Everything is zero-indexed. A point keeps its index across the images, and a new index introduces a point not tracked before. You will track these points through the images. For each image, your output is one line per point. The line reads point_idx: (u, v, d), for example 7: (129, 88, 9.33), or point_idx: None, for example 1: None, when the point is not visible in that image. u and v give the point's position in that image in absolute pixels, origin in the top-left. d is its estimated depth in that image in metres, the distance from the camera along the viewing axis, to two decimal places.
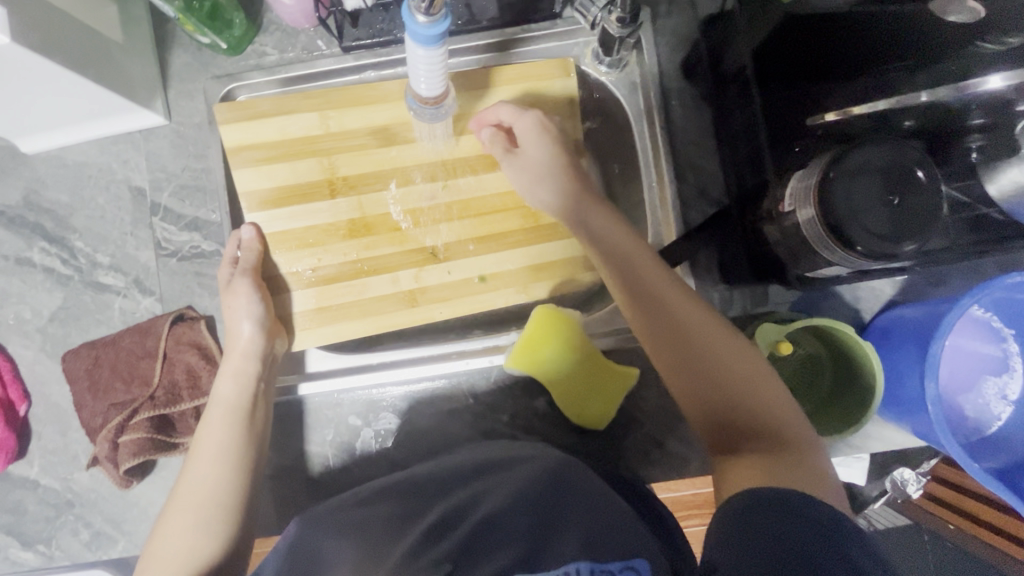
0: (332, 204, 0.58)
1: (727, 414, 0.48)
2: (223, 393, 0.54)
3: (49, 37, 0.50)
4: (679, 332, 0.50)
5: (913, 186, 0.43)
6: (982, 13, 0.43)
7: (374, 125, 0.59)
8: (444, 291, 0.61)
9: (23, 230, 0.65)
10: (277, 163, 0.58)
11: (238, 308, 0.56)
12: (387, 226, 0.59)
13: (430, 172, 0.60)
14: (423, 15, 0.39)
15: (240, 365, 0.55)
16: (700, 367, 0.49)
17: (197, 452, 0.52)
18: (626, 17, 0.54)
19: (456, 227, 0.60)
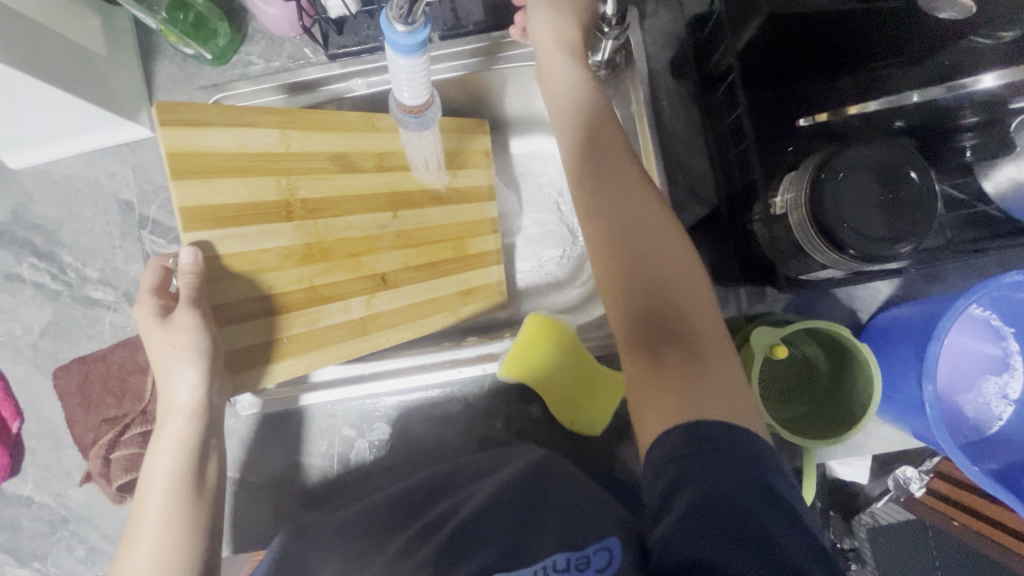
0: (290, 229, 0.47)
1: (656, 323, 0.45)
2: (162, 462, 0.46)
3: (29, 52, 0.49)
4: (626, 228, 0.47)
5: (907, 186, 0.42)
6: (973, 10, 0.42)
7: (337, 151, 0.50)
8: (394, 318, 0.55)
9: (13, 245, 0.65)
10: (227, 177, 0.43)
11: (172, 355, 0.44)
12: (342, 252, 0.50)
13: (383, 199, 0.54)
14: (401, 24, 0.38)
15: (182, 428, 0.46)
16: (639, 270, 0.46)
17: (139, 531, 0.45)
18: (614, 17, 0.53)
19: (401, 255, 0.55)
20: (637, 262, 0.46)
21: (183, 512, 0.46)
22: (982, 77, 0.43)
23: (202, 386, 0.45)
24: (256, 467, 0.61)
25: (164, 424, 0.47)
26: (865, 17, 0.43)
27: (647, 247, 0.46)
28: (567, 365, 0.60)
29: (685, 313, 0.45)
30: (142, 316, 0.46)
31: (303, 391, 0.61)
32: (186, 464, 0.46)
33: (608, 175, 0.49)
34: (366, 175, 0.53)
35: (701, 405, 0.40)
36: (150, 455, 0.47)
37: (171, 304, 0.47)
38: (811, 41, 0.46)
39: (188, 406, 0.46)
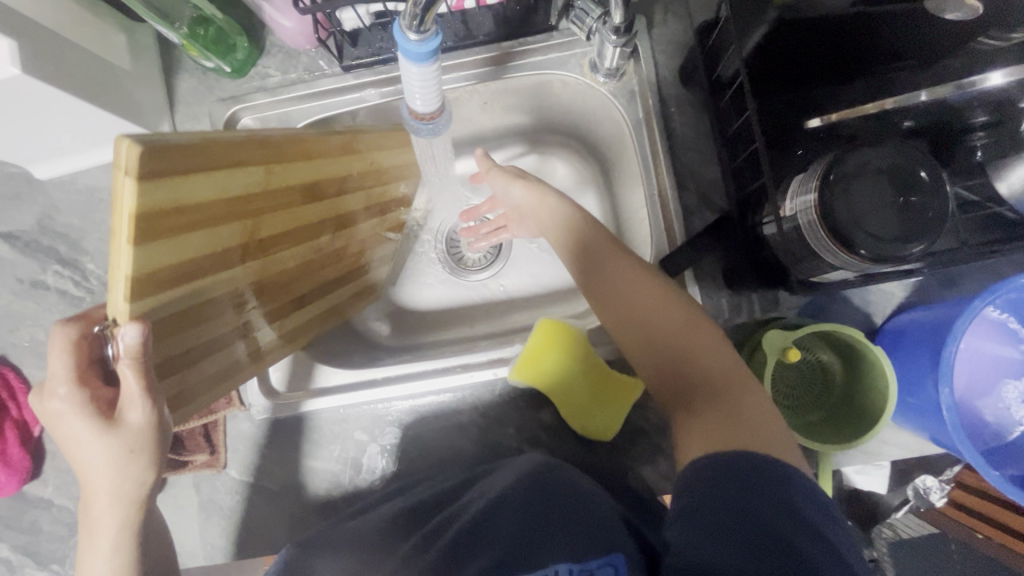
0: (239, 269, 0.43)
1: (679, 370, 0.49)
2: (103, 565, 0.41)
3: (56, 67, 0.52)
4: (626, 306, 0.52)
5: (917, 187, 0.42)
6: (980, 10, 0.40)
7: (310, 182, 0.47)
8: (293, 331, 0.58)
9: (38, 253, 0.67)
10: (195, 231, 0.35)
11: (107, 456, 0.38)
12: (274, 281, 0.49)
13: (325, 225, 0.53)
14: (414, 32, 0.39)
15: (121, 521, 0.40)
16: (650, 332, 0.50)
17: None
18: (621, 27, 0.54)
19: (320, 275, 0.56)
20: (629, 317, 0.52)
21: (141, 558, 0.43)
22: (990, 75, 0.43)
23: (145, 479, 0.40)
24: (270, 471, 0.62)
25: (97, 527, 0.40)
26: (880, 26, 0.44)
27: (642, 310, 0.51)
28: (575, 371, 0.60)
29: (693, 354, 0.48)
30: (57, 410, 0.38)
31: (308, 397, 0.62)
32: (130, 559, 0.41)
33: (602, 255, 0.54)
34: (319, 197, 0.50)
35: (743, 436, 0.42)
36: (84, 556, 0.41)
37: (102, 397, 0.39)
38: (825, 48, 0.47)
39: (127, 490, 0.40)
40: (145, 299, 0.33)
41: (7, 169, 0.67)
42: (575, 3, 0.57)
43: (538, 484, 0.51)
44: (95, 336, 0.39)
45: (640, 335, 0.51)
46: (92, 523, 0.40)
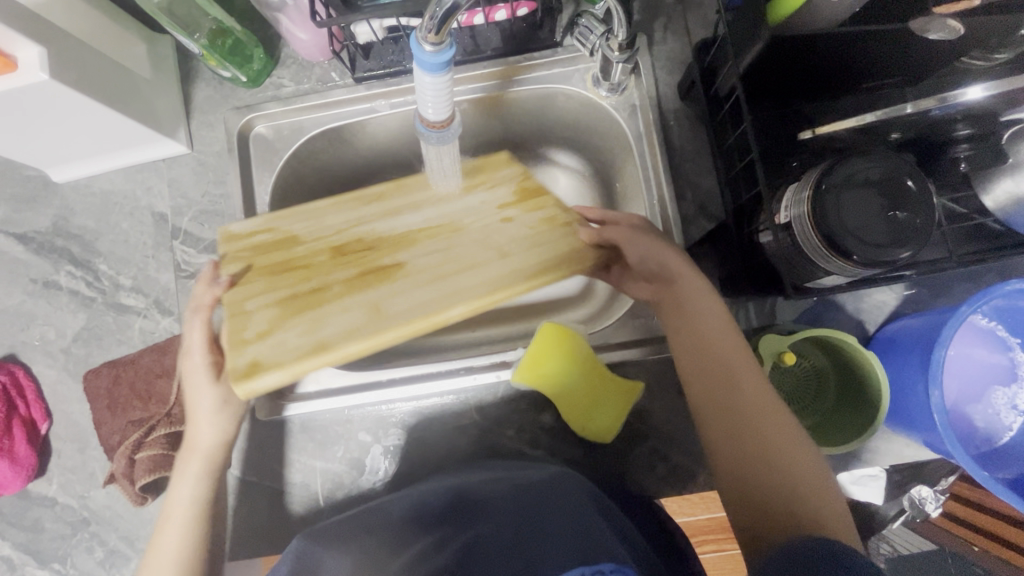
0: (341, 290, 0.52)
1: (756, 480, 0.48)
2: (184, 493, 0.53)
3: (82, 74, 0.54)
4: (728, 384, 0.51)
5: (905, 197, 0.45)
6: (963, 31, 0.43)
7: (446, 280, 0.52)
8: (349, 217, 0.58)
9: (52, 254, 0.68)
10: (326, 332, 0.50)
11: (205, 404, 0.54)
12: (367, 255, 0.55)
13: (452, 242, 0.56)
14: (429, 45, 0.41)
15: (199, 466, 0.54)
16: (742, 425, 0.50)
17: (169, 522, 0.52)
18: (624, 44, 0.57)
19: (416, 219, 0.58)
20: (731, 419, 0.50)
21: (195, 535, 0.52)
22: (967, 89, 0.43)
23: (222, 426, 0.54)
24: (273, 471, 0.63)
25: (184, 473, 0.53)
26: (869, 45, 0.46)
27: (747, 420, 0.49)
28: (579, 375, 0.61)
29: (787, 470, 0.47)
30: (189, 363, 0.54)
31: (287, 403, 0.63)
32: (205, 495, 0.53)
33: (719, 348, 0.52)
34: (491, 274, 0.53)
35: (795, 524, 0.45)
36: (175, 485, 0.53)
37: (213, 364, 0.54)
38: (815, 66, 0.49)
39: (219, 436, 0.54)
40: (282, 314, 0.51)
41: (25, 172, 0.69)
42: (580, 21, 0.60)
43: (542, 488, 0.52)
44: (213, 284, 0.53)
45: (733, 441, 0.50)
46: (183, 467, 0.54)
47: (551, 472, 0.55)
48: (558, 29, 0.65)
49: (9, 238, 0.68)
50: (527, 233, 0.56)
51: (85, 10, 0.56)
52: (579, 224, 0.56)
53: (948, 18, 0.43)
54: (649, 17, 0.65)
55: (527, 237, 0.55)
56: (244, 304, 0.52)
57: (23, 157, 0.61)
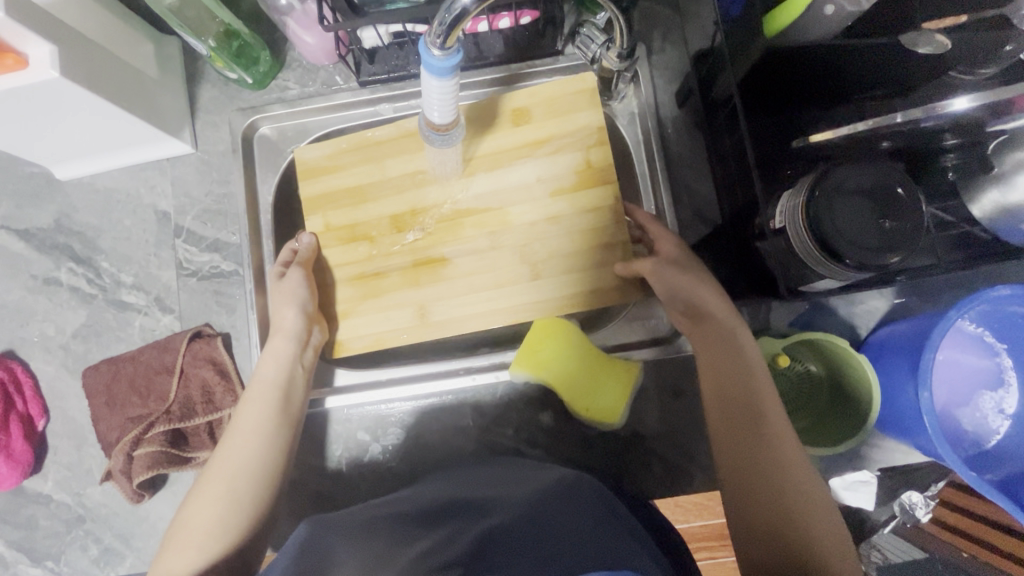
0: (400, 281, 0.63)
1: (764, 493, 0.49)
2: (268, 374, 0.56)
3: (90, 72, 0.55)
4: (756, 430, 0.51)
5: (896, 203, 0.46)
6: (949, 46, 0.45)
7: (486, 289, 0.62)
8: (407, 173, 0.64)
9: (53, 251, 0.69)
10: (386, 330, 0.62)
11: (283, 298, 0.59)
12: (423, 227, 0.63)
13: (495, 234, 0.62)
14: (438, 49, 0.42)
15: (281, 345, 0.58)
16: (750, 440, 0.51)
17: (248, 400, 0.55)
18: (625, 54, 0.59)
19: (464, 198, 0.63)
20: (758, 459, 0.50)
21: (275, 420, 0.54)
22: (953, 101, 0.45)
23: (302, 310, 0.59)
24: None
25: (272, 351, 0.57)
26: (862, 57, 0.48)
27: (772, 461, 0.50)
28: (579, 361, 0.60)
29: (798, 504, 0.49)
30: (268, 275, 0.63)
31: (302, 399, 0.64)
32: (280, 377, 0.56)
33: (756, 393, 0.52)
34: (521, 296, 0.62)
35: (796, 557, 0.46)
36: (259, 366, 0.57)
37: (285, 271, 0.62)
38: (808, 77, 0.51)
39: (292, 327, 0.58)
40: (350, 283, 0.63)
41: (28, 169, 0.69)
42: (581, 30, 0.61)
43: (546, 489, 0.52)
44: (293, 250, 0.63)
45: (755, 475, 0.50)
46: (267, 345, 0.58)
47: (550, 475, 0.55)
48: (560, 38, 0.66)
49: (10, 234, 0.69)
50: (566, 248, 0.62)
51: (97, 10, 0.57)
52: (625, 246, 0.61)
53: (937, 34, 0.45)
54: (648, 28, 0.67)
55: (567, 249, 0.62)
56: (323, 272, 0.64)
57: (28, 154, 0.62)
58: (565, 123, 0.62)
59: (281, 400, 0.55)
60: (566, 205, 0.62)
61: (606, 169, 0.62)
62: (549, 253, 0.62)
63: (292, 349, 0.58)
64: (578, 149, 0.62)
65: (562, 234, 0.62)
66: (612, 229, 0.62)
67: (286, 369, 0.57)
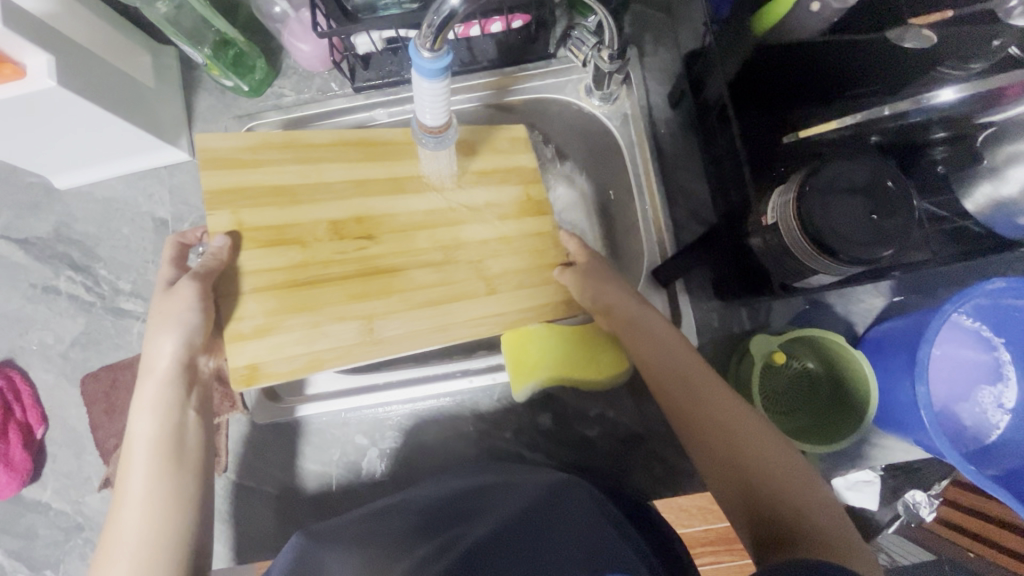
0: (341, 292, 0.55)
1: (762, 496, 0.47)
2: (142, 426, 0.49)
3: (88, 81, 0.55)
4: (710, 413, 0.51)
5: (887, 196, 0.47)
6: (934, 39, 0.44)
7: (439, 300, 0.57)
8: (349, 175, 0.57)
9: (53, 260, 0.69)
10: (324, 346, 0.54)
11: (162, 321, 0.51)
12: (367, 236, 0.57)
13: (445, 247, 0.58)
14: (428, 51, 0.43)
15: (159, 392, 0.51)
16: (726, 443, 0.49)
17: (131, 458, 0.48)
18: (615, 55, 0.60)
19: (414, 211, 0.59)
20: (721, 439, 0.50)
21: (169, 477, 0.48)
22: (939, 91, 0.45)
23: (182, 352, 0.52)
24: (269, 475, 0.63)
25: (144, 399, 0.50)
26: (849, 52, 0.48)
27: (729, 441, 0.49)
28: (561, 351, 0.63)
29: (774, 472, 0.48)
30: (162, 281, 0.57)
31: (300, 403, 0.64)
32: (162, 428, 0.49)
33: (687, 375, 0.53)
34: (478, 311, 0.58)
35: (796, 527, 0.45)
36: (130, 420, 0.50)
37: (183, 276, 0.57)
38: (795, 73, 0.51)
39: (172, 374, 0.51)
40: (272, 294, 0.54)
41: (28, 179, 0.70)
42: (573, 32, 0.62)
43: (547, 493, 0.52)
44: (184, 245, 0.60)
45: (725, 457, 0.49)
46: (139, 394, 0.51)
47: (547, 477, 0.55)
48: (552, 42, 0.68)
49: (10, 244, 0.69)
50: (518, 266, 0.60)
51: (94, 21, 0.58)
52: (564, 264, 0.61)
53: (922, 28, 0.44)
54: (639, 31, 0.68)
55: (518, 272, 0.60)
56: (234, 281, 0.53)
57: (26, 164, 0.62)
58: (509, 159, 0.62)
59: (174, 452, 0.49)
60: (515, 228, 0.61)
61: (545, 202, 0.63)
62: (503, 270, 0.60)
63: (174, 395, 0.51)
64: (518, 181, 0.62)
65: (513, 253, 0.60)
66: (555, 251, 0.61)
67: (172, 417, 0.50)
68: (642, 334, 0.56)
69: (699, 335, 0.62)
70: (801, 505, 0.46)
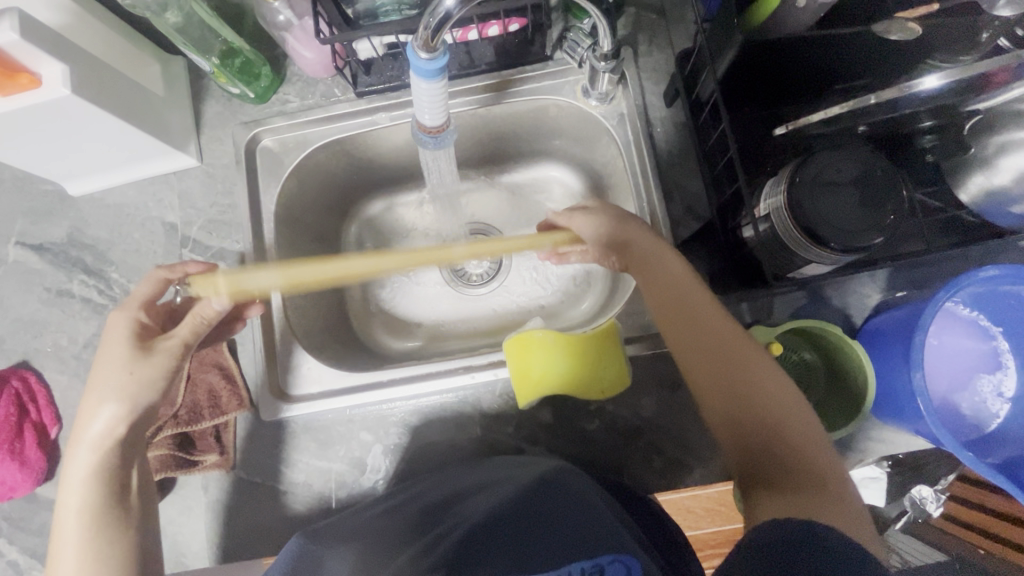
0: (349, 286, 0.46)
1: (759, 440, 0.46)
2: (71, 498, 0.47)
3: (100, 89, 0.57)
4: (721, 353, 0.50)
5: (878, 184, 0.47)
6: (920, 31, 0.45)
7: (447, 268, 0.50)
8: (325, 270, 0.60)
9: (66, 264, 0.71)
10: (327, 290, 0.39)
11: (107, 371, 0.50)
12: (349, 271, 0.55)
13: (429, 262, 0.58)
14: (424, 53, 0.45)
15: (91, 460, 0.48)
16: (726, 388, 0.48)
17: (61, 520, 0.47)
18: (609, 54, 0.61)
19: (390, 261, 0.61)
20: (727, 378, 0.49)
21: (109, 534, 0.47)
22: (924, 79, 0.45)
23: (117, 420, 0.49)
24: (275, 471, 0.64)
25: (71, 463, 0.48)
26: (835, 48, 0.49)
27: (736, 379, 0.48)
28: (563, 360, 0.64)
29: (777, 413, 0.46)
30: (119, 322, 0.53)
31: (307, 399, 0.65)
32: (97, 495, 0.47)
33: (696, 315, 0.52)
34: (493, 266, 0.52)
35: (798, 475, 0.43)
36: (60, 494, 0.47)
37: (145, 330, 0.53)
38: (784, 67, 0.52)
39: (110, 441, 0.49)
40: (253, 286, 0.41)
41: (42, 187, 0.72)
42: (568, 35, 0.64)
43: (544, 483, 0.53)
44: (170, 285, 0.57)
45: (729, 398, 0.48)
46: (68, 463, 0.48)
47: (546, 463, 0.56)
48: (548, 44, 0.69)
49: (26, 249, 0.71)
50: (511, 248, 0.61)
51: (106, 32, 0.60)
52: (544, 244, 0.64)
53: (908, 21, 0.46)
54: (634, 32, 0.69)
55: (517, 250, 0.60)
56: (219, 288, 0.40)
57: (41, 171, 0.65)
58: None
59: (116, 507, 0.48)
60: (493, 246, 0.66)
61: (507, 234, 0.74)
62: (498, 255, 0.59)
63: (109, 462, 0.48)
64: None
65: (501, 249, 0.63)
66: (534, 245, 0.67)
67: (101, 484, 0.48)
68: (661, 278, 0.54)
69: None
70: (799, 452, 0.45)
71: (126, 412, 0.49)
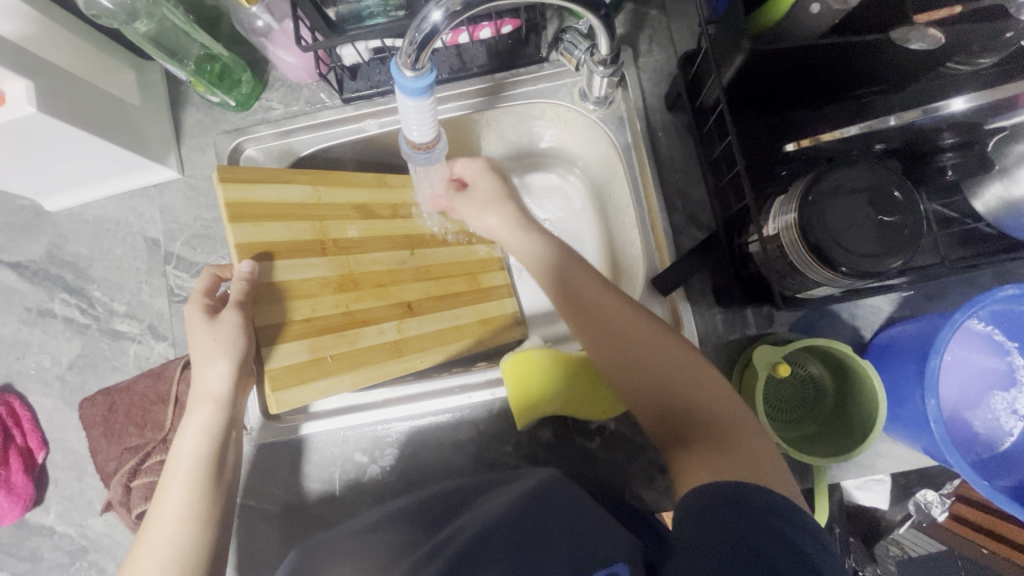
0: (324, 261, 0.55)
1: (665, 409, 0.51)
2: (188, 447, 0.51)
3: (69, 103, 0.54)
4: (628, 341, 0.54)
5: (894, 203, 0.45)
6: (944, 40, 0.42)
7: (358, 201, 0.61)
8: (424, 342, 0.63)
9: (46, 282, 0.69)
10: (272, 221, 0.52)
11: (209, 347, 0.50)
12: (371, 282, 0.59)
13: (401, 240, 0.65)
14: (409, 70, 0.42)
15: (209, 414, 0.51)
16: (630, 373, 0.52)
17: (172, 477, 0.50)
18: (608, 59, 0.57)
19: (424, 286, 0.65)
20: (637, 362, 0.53)
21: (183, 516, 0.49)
22: (950, 101, 0.43)
23: (231, 377, 0.51)
24: (268, 493, 0.62)
25: (189, 418, 0.51)
26: (848, 55, 0.46)
27: (646, 359, 0.52)
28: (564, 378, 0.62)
29: (687, 383, 0.50)
30: (191, 314, 0.52)
31: (302, 421, 0.63)
32: (207, 448, 0.51)
33: (602, 307, 0.56)
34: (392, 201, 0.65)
35: (719, 439, 0.47)
36: (178, 440, 0.51)
37: (216, 306, 0.53)
38: (796, 74, 0.49)
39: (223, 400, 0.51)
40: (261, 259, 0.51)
41: (17, 202, 0.69)
42: (563, 36, 0.60)
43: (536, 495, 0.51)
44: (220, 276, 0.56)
45: (641, 380, 0.52)
46: (191, 415, 0.51)
47: (539, 472, 0.55)
48: (543, 45, 0.65)
49: (4, 267, 0.69)
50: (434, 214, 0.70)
51: (74, 42, 0.57)
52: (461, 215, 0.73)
53: (928, 27, 0.42)
54: (634, 30, 0.66)
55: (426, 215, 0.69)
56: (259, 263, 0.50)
57: (14, 188, 0.62)
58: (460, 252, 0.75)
59: (210, 474, 0.51)
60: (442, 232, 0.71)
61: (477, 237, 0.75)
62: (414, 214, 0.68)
63: (221, 418, 0.51)
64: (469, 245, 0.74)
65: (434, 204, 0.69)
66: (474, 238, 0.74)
67: (214, 438, 0.51)
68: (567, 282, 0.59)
69: (702, 342, 0.60)
70: (715, 417, 0.48)
71: (232, 370, 0.51)
